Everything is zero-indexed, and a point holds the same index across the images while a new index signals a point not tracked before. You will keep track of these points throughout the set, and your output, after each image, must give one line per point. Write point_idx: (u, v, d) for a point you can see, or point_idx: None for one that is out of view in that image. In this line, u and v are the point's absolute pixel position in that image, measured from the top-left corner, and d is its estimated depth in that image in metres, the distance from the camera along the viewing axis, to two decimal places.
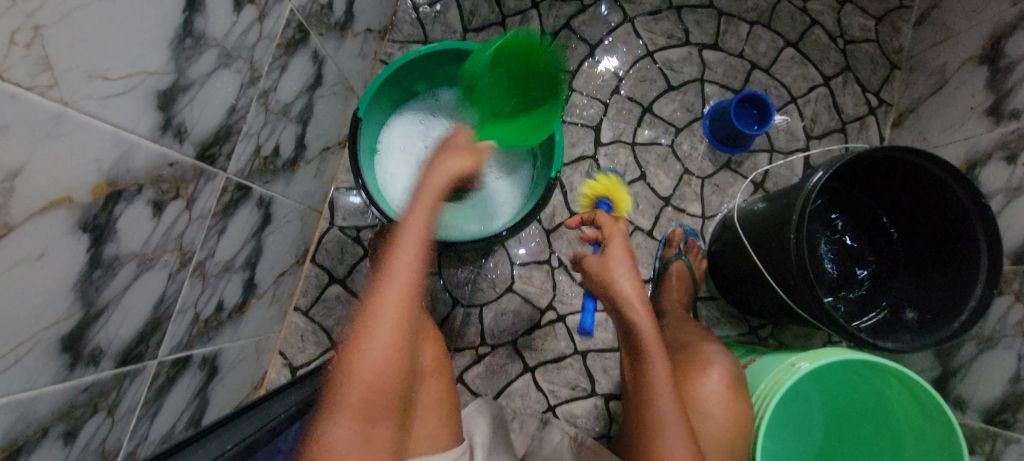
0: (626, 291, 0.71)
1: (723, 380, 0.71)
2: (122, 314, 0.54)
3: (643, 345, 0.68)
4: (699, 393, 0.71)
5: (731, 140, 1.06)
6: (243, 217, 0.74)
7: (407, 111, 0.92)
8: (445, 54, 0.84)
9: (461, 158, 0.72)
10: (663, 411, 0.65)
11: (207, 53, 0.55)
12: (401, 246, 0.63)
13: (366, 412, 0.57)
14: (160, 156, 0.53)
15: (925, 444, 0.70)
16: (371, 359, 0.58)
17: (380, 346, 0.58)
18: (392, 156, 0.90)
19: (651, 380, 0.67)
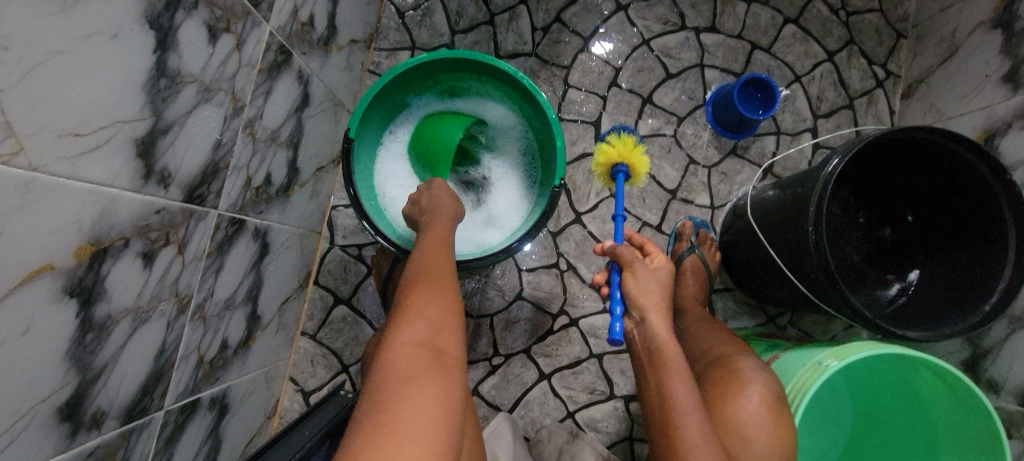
0: (652, 307, 0.69)
1: (761, 397, 0.67)
2: (121, 373, 0.52)
3: (670, 368, 0.64)
4: (736, 416, 0.65)
5: (735, 126, 1.04)
6: (240, 251, 0.71)
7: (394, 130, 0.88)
8: (435, 64, 0.80)
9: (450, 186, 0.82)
10: (685, 426, 0.60)
11: (185, 91, 0.52)
12: (431, 234, 0.70)
13: (433, 336, 0.57)
14: (146, 205, 0.50)
15: (961, 432, 0.68)
16: (431, 295, 0.60)
17: (433, 299, 0.60)
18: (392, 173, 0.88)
19: (675, 403, 0.62)
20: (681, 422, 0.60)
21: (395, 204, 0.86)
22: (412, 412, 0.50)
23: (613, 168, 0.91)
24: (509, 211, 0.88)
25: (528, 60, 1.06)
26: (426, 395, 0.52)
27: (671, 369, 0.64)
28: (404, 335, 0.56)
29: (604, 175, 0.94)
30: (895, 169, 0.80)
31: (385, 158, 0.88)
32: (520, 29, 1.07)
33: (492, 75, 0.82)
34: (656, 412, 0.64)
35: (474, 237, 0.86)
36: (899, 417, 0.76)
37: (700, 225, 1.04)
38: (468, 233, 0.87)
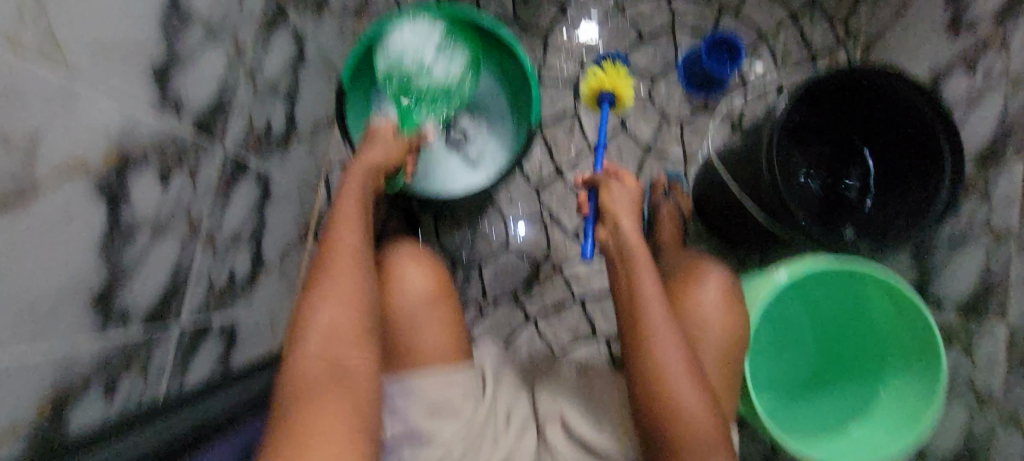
0: (625, 213, 0.76)
1: (719, 291, 0.74)
2: (143, 278, 0.58)
3: (639, 264, 0.70)
4: (695, 305, 0.73)
5: (703, 82, 1.11)
6: (244, 191, 0.78)
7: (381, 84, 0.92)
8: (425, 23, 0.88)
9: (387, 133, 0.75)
10: (650, 318, 0.66)
11: (191, 29, 0.59)
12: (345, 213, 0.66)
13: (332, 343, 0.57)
14: (162, 126, 0.57)
15: (904, 340, 0.76)
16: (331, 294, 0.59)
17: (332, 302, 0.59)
18: None
19: (641, 293, 0.68)
20: (647, 315, 0.66)
21: None
22: (328, 432, 0.52)
23: (600, 92, 1.00)
24: (493, 158, 0.96)
25: (510, 27, 1.13)
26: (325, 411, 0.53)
27: (637, 261, 0.71)
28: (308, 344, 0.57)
29: (591, 99, 1.03)
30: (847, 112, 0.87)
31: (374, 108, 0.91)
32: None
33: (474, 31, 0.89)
34: (625, 303, 0.69)
35: (460, 181, 0.93)
36: (853, 333, 0.83)
37: (675, 175, 1.09)
38: (453, 177, 0.93)
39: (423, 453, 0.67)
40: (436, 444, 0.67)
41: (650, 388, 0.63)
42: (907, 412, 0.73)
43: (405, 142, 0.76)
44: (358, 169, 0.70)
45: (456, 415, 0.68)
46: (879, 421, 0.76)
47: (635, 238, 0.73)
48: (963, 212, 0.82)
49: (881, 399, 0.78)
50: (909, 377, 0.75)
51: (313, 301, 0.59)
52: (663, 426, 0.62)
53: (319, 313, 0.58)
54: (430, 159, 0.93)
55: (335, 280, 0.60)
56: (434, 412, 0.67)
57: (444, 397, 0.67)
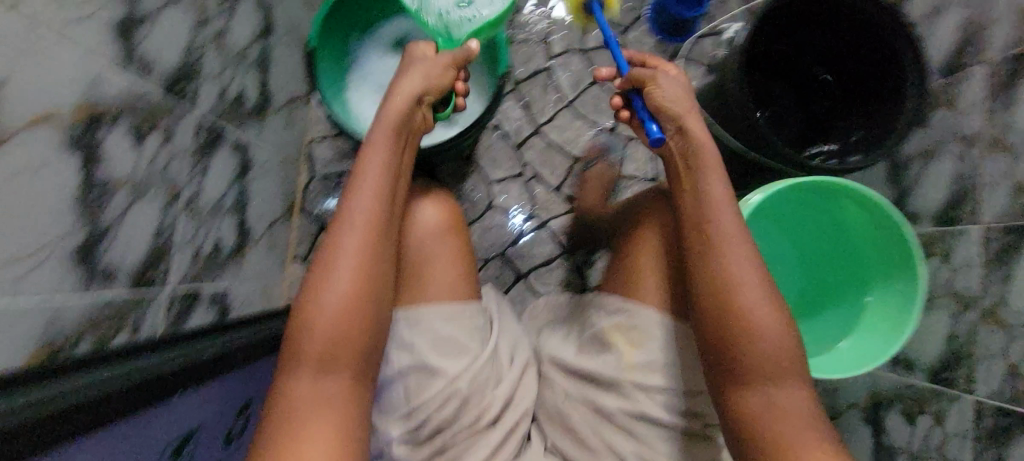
0: (687, 109, 0.64)
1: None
2: (125, 238, 0.59)
3: (706, 165, 0.61)
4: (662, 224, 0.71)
5: (675, 28, 1.11)
6: (222, 159, 0.78)
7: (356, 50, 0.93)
8: None
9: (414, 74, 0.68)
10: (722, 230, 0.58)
11: None
12: (366, 172, 0.62)
13: (338, 336, 0.57)
14: (130, 85, 0.58)
15: (885, 252, 0.75)
16: (339, 278, 0.58)
17: (342, 289, 0.57)
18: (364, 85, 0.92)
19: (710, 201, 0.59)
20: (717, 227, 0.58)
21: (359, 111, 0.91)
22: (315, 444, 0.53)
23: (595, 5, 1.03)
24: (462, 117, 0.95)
25: None
26: (321, 415, 0.54)
27: (706, 163, 0.61)
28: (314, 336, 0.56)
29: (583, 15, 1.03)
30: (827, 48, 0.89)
31: (357, 75, 0.92)
32: None
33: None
34: (686, 212, 0.61)
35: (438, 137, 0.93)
36: (829, 254, 0.82)
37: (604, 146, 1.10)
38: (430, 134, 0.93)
39: (428, 384, 0.65)
40: (441, 377, 0.65)
41: (710, 297, 0.57)
42: (895, 321, 0.74)
43: (450, 61, 0.69)
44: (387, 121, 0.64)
45: (463, 352, 0.67)
46: (868, 333, 0.77)
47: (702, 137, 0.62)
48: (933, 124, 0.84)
49: (868, 313, 0.78)
50: (893, 287, 0.75)
51: (311, 298, 0.57)
52: (727, 343, 0.56)
53: (318, 311, 0.57)
54: None
55: (335, 270, 0.58)
56: (439, 346, 0.67)
57: (450, 330, 0.67)
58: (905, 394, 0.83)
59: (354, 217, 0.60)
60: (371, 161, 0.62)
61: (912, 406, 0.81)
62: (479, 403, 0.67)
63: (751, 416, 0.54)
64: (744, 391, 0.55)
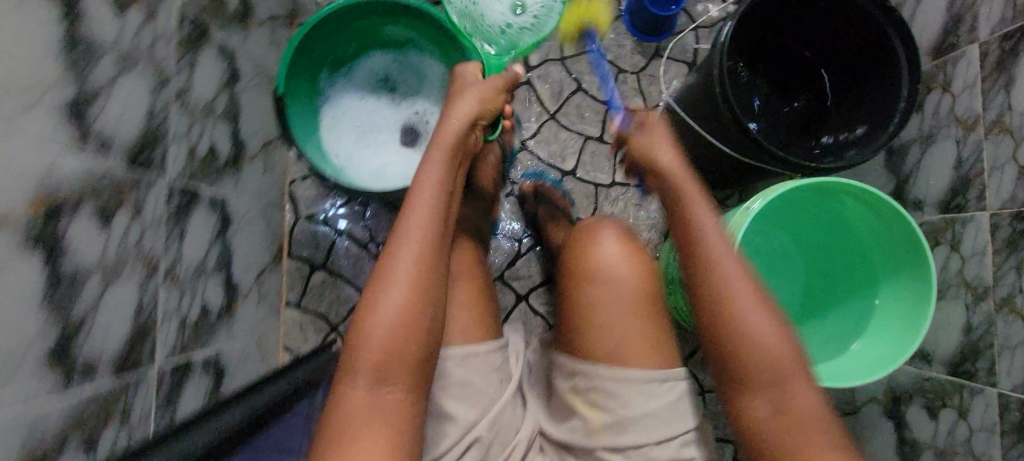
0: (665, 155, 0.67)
1: (615, 243, 0.70)
2: (102, 326, 0.57)
3: (691, 205, 0.63)
4: (600, 273, 0.68)
5: (653, 28, 1.07)
6: (200, 220, 0.76)
7: (331, 90, 0.90)
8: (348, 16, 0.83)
9: (471, 95, 0.70)
10: (716, 256, 0.60)
11: (104, 59, 0.57)
12: (423, 185, 0.63)
13: (394, 345, 0.57)
14: (90, 166, 0.55)
15: (890, 245, 0.73)
16: (398, 285, 0.58)
17: (400, 298, 0.58)
18: (344, 128, 0.89)
19: (699, 231, 0.62)
20: (712, 255, 0.60)
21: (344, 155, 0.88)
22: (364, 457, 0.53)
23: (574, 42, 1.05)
24: None
25: None
26: (379, 428, 0.55)
27: (690, 201, 0.64)
28: (371, 344, 0.57)
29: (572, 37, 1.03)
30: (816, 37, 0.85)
31: (329, 117, 0.89)
32: None
33: (410, 17, 0.84)
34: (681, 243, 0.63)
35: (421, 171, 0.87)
36: (844, 256, 0.81)
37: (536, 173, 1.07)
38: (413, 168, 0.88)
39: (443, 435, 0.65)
40: (456, 425, 0.65)
41: (714, 321, 0.59)
42: (909, 316, 0.72)
43: (501, 84, 0.72)
44: (448, 133, 0.66)
45: (483, 397, 0.66)
46: (881, 329, 0.75)
47: (677, 177, 0.65)
48: (926, 110, 0.82)
49: (880, 308, 0.76)
50: (903, 281, 0.73)
51: (367, 312, 0.58)
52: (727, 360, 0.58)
53: (374, 329, 0.57)
54: (385, 156, 0.89)
55: (391, 282, 0.58)
56: (462, 394, 0.66)
57: (468, 375, 0.67)
58: (925, 387, 0.81)
59: (409, 235, 0.60)
60: (429, 172, 0.64)
61: (934, 399, 0.79)
62: (507, 443, 0.67)
63: (761, 434, 0.56)
64: (752, 398, 0.57)
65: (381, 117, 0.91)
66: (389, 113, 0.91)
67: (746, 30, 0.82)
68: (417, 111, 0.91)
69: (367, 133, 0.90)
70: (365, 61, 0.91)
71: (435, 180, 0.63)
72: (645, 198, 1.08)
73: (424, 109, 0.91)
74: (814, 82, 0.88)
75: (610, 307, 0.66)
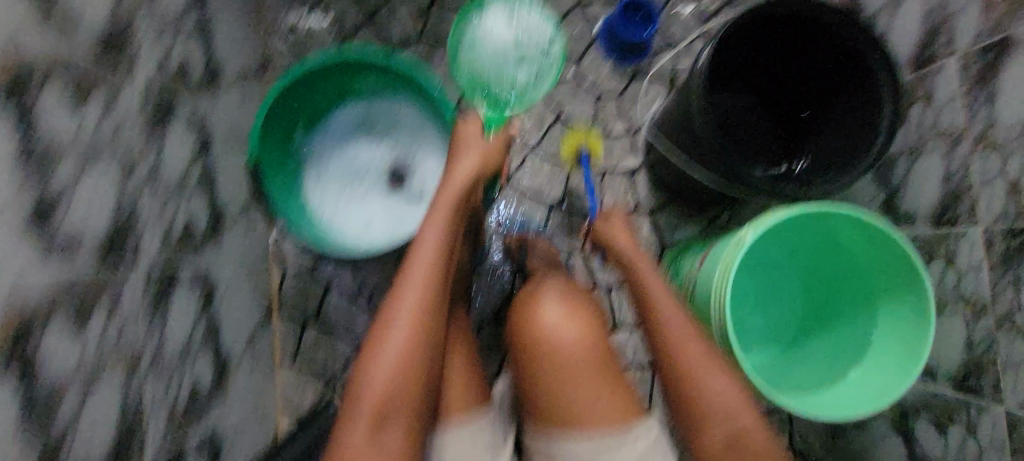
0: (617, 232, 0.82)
1: (559, 306, 0.67)
2: (89, 430, 0.58)
3: (640, 268, 0.77)
4: (541, 335, 0.66)
5: (629, 51, 1.05)
6: (182, 300, 0.74)
7: (309, 146, 0.89)
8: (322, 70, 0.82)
9: (471, 157, 0.73)
10: (664, 311, 0.72)
11: (62, 163, 0.56)
12: (423, 247, 0.67)
13: (392, 396, 0.63)
14: (58, 272, 0.55)
15: (885, 264, 0.72)
16: (394, 341, 0.64)
17: (397, 352, 0.64)
18: (324, 182, 0.88)
19: (649, 289, 0.74)
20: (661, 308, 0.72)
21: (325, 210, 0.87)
22: None
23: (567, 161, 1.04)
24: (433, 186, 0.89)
25: (419, 45, 1.06)
26: None
27: (638, 265, 0.77)
28: (367, 394, 0.63)
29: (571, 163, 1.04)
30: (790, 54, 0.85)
31: (309, 173, 0.88)
32: (404, 18, 1.06)
33: (382, 68, 0.83)
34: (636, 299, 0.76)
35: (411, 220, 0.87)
36: (845, 278, 0.80)
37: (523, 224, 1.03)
38: (402, 217, 0.87)
39: None
40: None
41: (659, 353, 0.70)
42: (909, 337, 0.70)
43: (499, 144, 0.76)
44: (448, 195, 0.70)
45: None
46: (884, 352, 0.73)
47: (623, 241, 0.81)
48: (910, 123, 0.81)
49: (880, 327, 0.75)
50: (902, 299, 0.72)
51: (367, 362, 0.64)
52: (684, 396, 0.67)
53: (371, 381, 0.63)
54: (366, 207, 0.88)
55: (390, 338, 0.64)
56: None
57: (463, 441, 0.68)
58: (932, 403, 0.80)
59: (413, 284, 0.66)
60: (429, 233, 0.68)
61: (941, 415, 0.78)
62: None
63: (706, 451, 0.66)
64: (704, 434, 0.66)
65: (363, 168, 0.90)
66: (367, 168, 0.90)
67: (724, 49, 0.81)
68: (396, 158, 0.90)
69: (347, 186, 0.89)
70: (341, 110, 0.90)
71: (434, 242, 0.68)
72: (636, 224, 1.06)
73: (403, 155, 0.90)
74: (790, 97, 0.88)
75: (562, 365, 0.65)
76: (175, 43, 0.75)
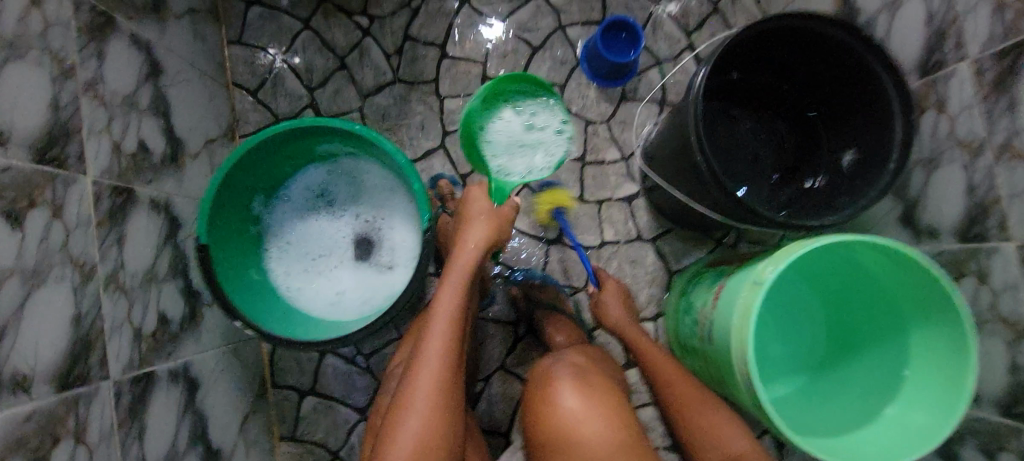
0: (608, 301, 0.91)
1: (574, 391, 0.64)
2: None
3: (634, 336, 0.86)
4: (566, 426, 0.62)
5: (614, 73, 1.00)
6: (160, 401, 0.69)
7: (269, 217, 0.83)
8: (272, 144, 0.75)
9: (480, 226, 0.72)
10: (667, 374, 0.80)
11: (3, 289, 0.50)
12: (437, 325, 0.65)
13: None
14: (11, 416, 0.50)
15: (914, 292, 0.67)
16: (411, 429, 0.59)
17: (412, 441, 0.59)
18: (290, 256, 0.83)
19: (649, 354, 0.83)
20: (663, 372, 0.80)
21: (295, 288, 0.82)
22: None
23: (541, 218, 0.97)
24: (402, 255, 0.82)
25: (394, 88, 1.00)
26: None
27: (634, 335, 0.86)
28: None
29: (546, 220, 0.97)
30: (787, 67, 0.79)
31: (273, 249, 0.83)
32: (374, 61, 1.01)
33: (337, 135, 0.76)
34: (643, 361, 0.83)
35: (381, 290, 0.81)
36: (870, 306, 0.75)
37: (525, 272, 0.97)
38: (372, 289, 0.82)
39: None
40: None
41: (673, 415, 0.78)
42: (949, 369, 0.65)
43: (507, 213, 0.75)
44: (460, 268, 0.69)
45: None
46: (921, 387, 0.68)
47: (615, 310, 0.90)
48: (923, 131, 0.76)
49: (914, 358, 0.69)
50: (934, 328, 0.67)
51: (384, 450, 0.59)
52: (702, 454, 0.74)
53: None
54: (334, 281, 0.83)
55: (406, 422, 0.60)
56: None
57: None
58: (976, 428, 0.74)
59: (428, 362, 0.63)
60: (443, 308, 0.66)
61: (989, 442, 0.72)
62: None
63: None
64: None
65: (328, 236, 0.85)
66: (335, 238, 0.85)
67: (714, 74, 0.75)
68: (364, 226, 0.85)
69: (315, 259, 0.84)
70: (304, 176, 0.84)
71: (448, 317, 0.66)
72: (639, 252, 1.00)
73: (371, 222, 0.85)
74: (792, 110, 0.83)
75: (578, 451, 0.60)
76: (128, 126, 0.70)
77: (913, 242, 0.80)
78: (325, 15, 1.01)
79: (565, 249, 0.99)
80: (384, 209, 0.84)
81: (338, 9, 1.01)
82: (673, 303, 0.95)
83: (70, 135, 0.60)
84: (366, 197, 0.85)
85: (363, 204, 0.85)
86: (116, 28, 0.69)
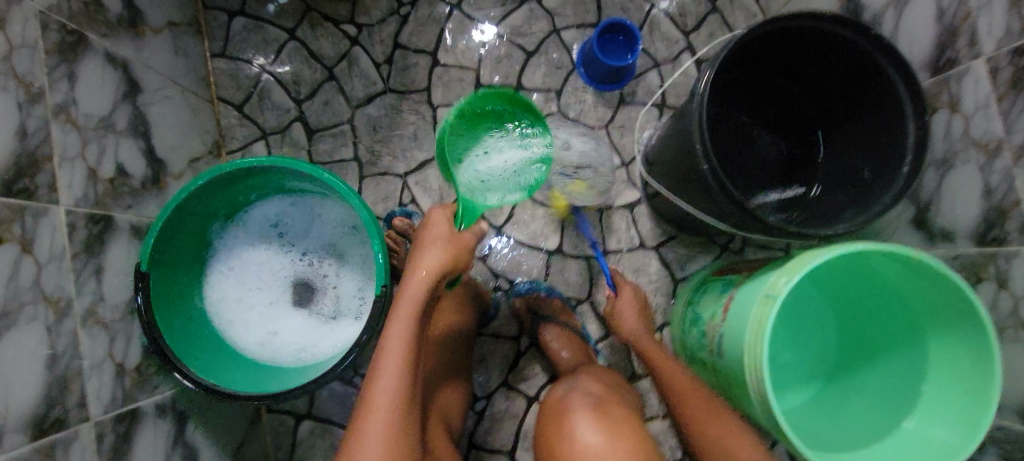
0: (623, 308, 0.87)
1: (596, 427, 0.61)
2: None
3: (646, 345, 0.82)
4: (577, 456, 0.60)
5: (611, 77, 0.97)
6: (144, 438, 0.66)
7: (214, 246, 0.78)
8: (228, 178, 0.71)
9: (433, 253, 0.62)
10: (682, 390, 0.76)
11: None
12: (387, 364, 0.58)
13: None
14: None
15: (933, 302, 0.65)
16: None
17: None
18: (229, 291, 0.78)
19: (662, 366, 0.79)
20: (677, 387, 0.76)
21: (230, 327, 0.77)
22: None
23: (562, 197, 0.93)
24: (350, 304, 0.80)
25: (385, 98, 0.97)
26: None
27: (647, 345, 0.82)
28: None
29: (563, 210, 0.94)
30: (792, 68, 0.76)
31: (209, 284, 0.77)
32: (364, 71, 0.97)
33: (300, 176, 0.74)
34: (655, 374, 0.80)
35: (321, 339, 0.78)
36: (885, 316, 0.72)
37: (531, 283, 0.93)
38: (312, 336, 0.79)
39: None
40: None
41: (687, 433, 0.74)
42: (971, 379, 0.62)
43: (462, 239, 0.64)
44: (410, 299, 0.61)
45: None
46: (939, 400, 0.65)
47: (628, 317, 0.86)
48: (935, 131, 0.73)
49: (932, 371, 0.67)
50: (954, 339, 0.64)
51: None
52: None
53: None
54: (274, 323, 0.79)
55: None
56: None
57: None
58: (999, 439, 0.71)
59: (379, 406, 0.57)
60: (392, 346, 0.59)
61: (1013, 453, 0.69)
62: None
63: None
64: None
65: (271, 273, 0.80)
66: (279, 276, 0.81)
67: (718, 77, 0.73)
68: (310, 268, 0.82)
69: (256, 296, 0.79)
70: (256, 208, 0.81)
71: (399, 357, 0.58)
72: (643, 260, 0.97)
73: (319, 265, 0.82)
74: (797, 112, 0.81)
75: None
76: (104, 149, 0.66)
77: (927, 246, 0.77)
78: (312, 25, 0.97)
79: (566, 259, 0.96)
80: (336, 254, 0.82)
81: (324, 18, 0.97)
82: (679, 314, 0.92)
83: (41, 163, 0.57)
84: (316, 239, 0.82)
85: (317, 245, 0.82)
86: (89, 47, 0.66)
